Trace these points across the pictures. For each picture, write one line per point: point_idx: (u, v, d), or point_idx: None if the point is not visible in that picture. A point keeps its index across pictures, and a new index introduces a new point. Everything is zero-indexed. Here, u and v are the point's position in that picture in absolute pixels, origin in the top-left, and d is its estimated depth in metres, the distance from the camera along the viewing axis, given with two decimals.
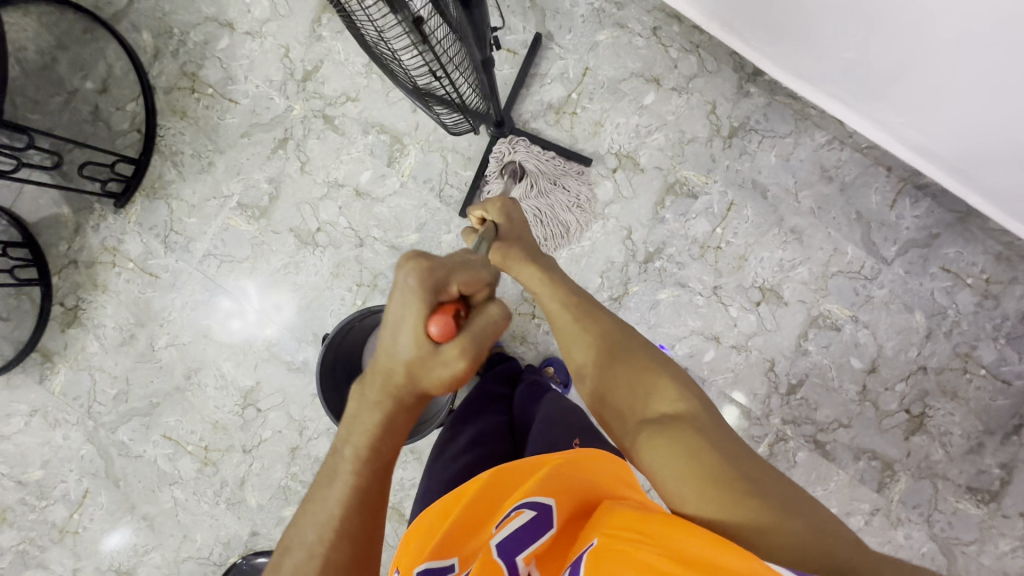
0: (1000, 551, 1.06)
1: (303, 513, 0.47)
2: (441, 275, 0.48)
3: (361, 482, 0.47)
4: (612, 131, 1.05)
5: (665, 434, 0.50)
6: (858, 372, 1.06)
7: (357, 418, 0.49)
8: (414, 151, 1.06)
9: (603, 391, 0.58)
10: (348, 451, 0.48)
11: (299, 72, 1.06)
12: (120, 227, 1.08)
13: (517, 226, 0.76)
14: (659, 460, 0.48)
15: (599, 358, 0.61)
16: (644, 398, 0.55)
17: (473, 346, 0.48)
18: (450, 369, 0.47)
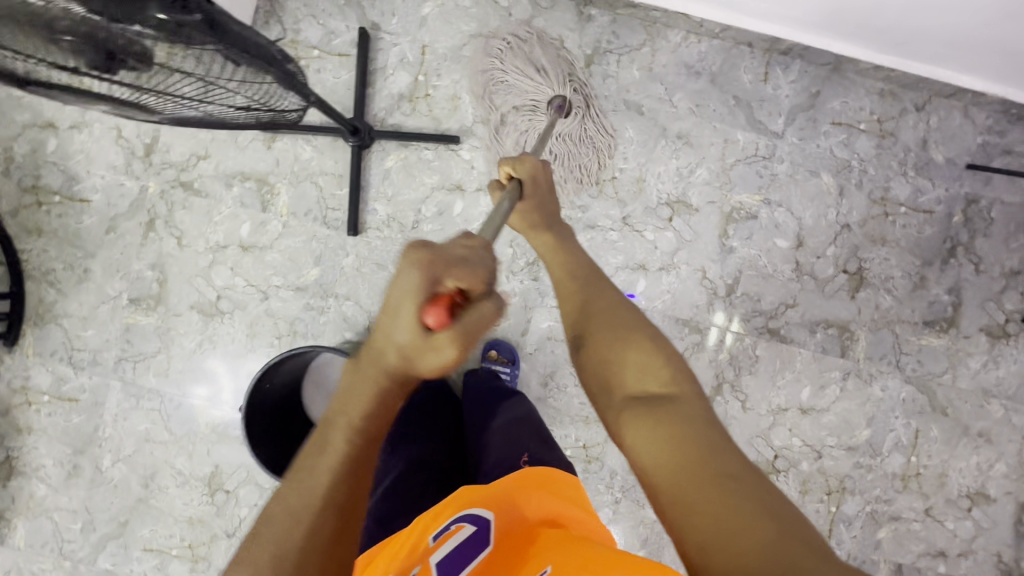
0: (973, 370, 1.08)
1: (290, 483, 0.43)
2: (441, 267, 0.43)
3: (357, 454, 0.44)
4: (471, 100, 1.01)
5: (654, 408, 0.47)
6: (787, 251, 1.06)
7: (352, 389, 0.45)
8: (284, 188, 1.02)
9: (598, 357, 0.55)
10: (347, 421, 0.44)
11: (140, 148, 1.01)
12: (21, 364, 1.03)
13: (543, 195, 0.71)
14: (637, 428, 0.47)
15: (600, 322, 0.57)
16: (644, 371, 0.51)
17: (469, 338, 0.43)
18: (441, 358, 0.43)
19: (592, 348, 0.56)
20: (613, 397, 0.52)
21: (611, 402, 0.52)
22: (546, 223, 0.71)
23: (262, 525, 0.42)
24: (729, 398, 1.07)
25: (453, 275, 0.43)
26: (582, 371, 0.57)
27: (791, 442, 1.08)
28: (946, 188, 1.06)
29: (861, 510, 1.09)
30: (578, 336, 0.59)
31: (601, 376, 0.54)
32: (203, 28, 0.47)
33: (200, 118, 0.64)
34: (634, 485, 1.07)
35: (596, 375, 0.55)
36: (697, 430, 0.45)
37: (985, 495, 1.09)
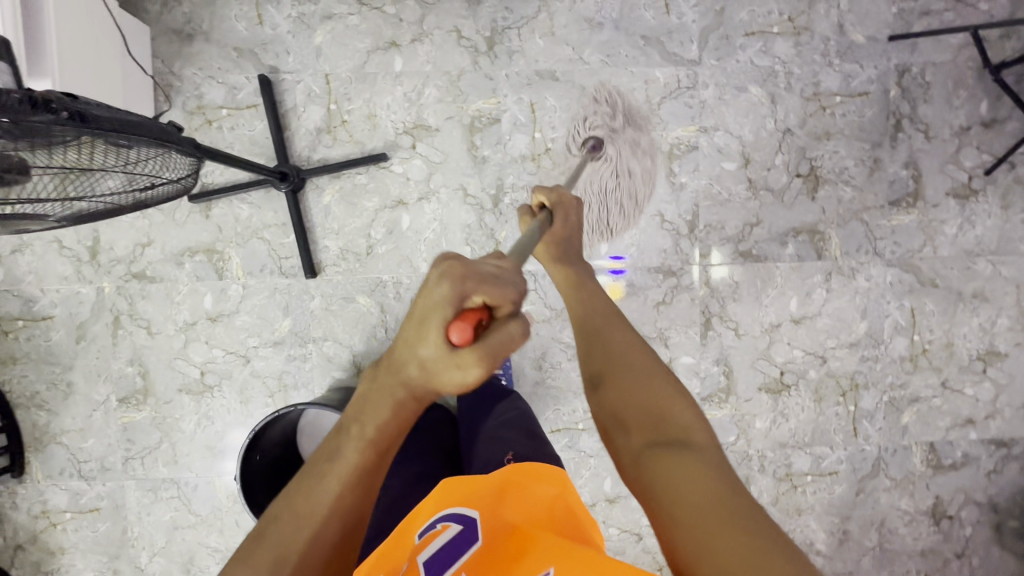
0: (950, 236, 1.07)
1: (302, 486, 0.44)
2: (473, 283, 0.40)
3: (366, 467, 0.44)
4: (387, 114, 1.00)
5: (671, 449, 0.48)
6: (737, 171, 1.04)
7: (370, 400, 0.44)
8: (233, 251, 1.01)
9: (614, 394, 0.56)
10: (363, 432, 0.44)
11: (84, 251, 1.00)
12: (35, 490, 1.03)
13: (572, 234, 0.75)
14: (663, 465, 0.47)
15: (609, 361, 0.59)
16: (661, 408, 0.53)
17: (493, 359, 0.40)
18: (463, 379, 0.41)
19: (609, 386, 0.57)
20: (628, 437, 0.52)
21: (626, 442, 0.52)
22: (566, 258, 0.75)
23: (274, 530, 0.42)
24: (721, 329, 1.06)
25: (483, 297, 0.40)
26: (598, 406, 0.57)
27: (793, 355, 1.07)
28: (875, 66, 1.04)
29: (880, 401, 1.09)
30: (594, 373, 0.59)
31: (615, 413, 0.55)
32: (70, 124, 0.48)
33: (99, 210, 0.65)
34: None
35: (608, 413, 0.56)
36: (714, 470, 0.45)
37: (996, 353, 1.09)
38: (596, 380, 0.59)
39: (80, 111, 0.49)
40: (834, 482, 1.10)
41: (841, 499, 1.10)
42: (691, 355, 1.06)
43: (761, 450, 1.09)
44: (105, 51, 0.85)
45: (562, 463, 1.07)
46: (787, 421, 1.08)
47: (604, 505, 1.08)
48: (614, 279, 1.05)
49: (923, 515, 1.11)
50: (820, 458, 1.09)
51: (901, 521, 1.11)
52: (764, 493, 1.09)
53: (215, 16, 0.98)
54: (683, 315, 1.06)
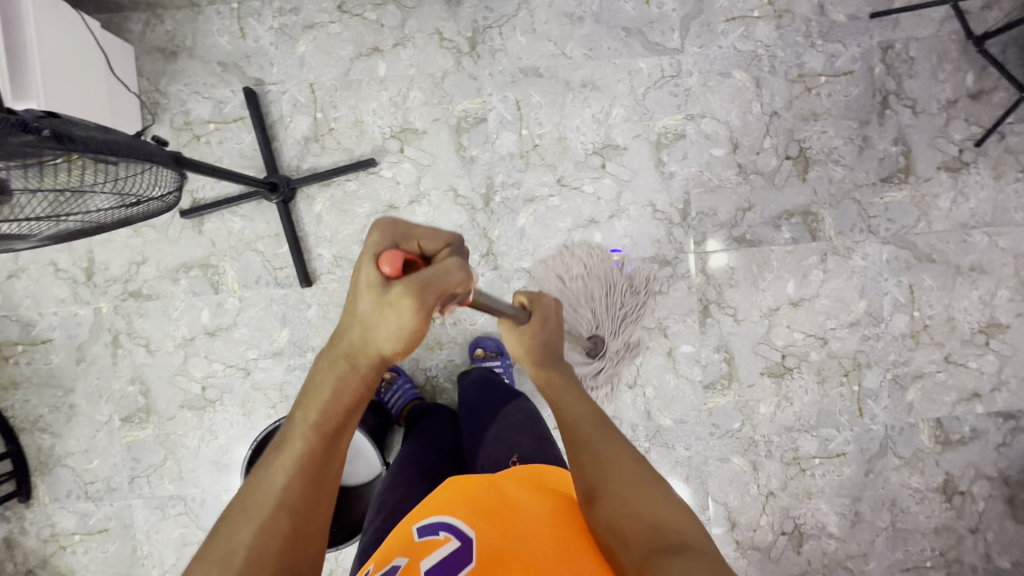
0: (945, 210, 1.06)
1: (255, 475, 0.47)
2: (404, 230, 0.49)
3: (316, 449, 0.48)
4: (374, 119, 1.00)
5: (676, 560, 0.45)
6: (726, 157, 1.04)
7: (315, 380, 0.50)
8: (227, 264, 1.01)
9: (609, 504, 0.53)
10: (310, 415, 0.49)
11: (80, 272, 1.00)
12: (44, 514, 1.03)
13: (551, 335, 0.78)
14: (669, 575, 0.43)
15: (598, 466, 0.57)
16: (659, 524, 0.50)
17: (422, 289, 0.45)
18: (398, 316, 0.46)
19: (603, 499, 0.54)
20: (625, 550, 0.49)
21: (624, 556, 0.48)
22: (544, 363, 0.75)
23: (225, 522, 0.44)
24: (720, 316, 1.06)
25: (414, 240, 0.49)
26: (590, 520, 0.53)
27: (793, 338, 1.07)
28: (858, 44, 1.04)
29: (884, 379, 1.08)
30: (588, 487, 0.56)
31: (610, 526, 0.51)
32: (53, 142, 0.49)
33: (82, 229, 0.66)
34: (657, 431, 1.07)
35: (603, 526, 0.52)
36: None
37: (997, 325, 1.08)
38: (591, 494, 0.55)
39: (64, 132, 0.50)
40: (843, 463, 1.09)
41: (851, 480, 1.09)
42: (691, 344, 1.06)
43: (767, 435, 1.08)
44: (89, 72, 0.85)
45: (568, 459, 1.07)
46: (792, 405, 1.08)
47: None
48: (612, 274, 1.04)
49: (934, 493, 1.10)
50: (827, 441, 1.09)
51: (912, 499, 1.10)
52: (773, 478, 1.09)
53: (198, 32, 0.98)
54: (681, 304, 1.05)
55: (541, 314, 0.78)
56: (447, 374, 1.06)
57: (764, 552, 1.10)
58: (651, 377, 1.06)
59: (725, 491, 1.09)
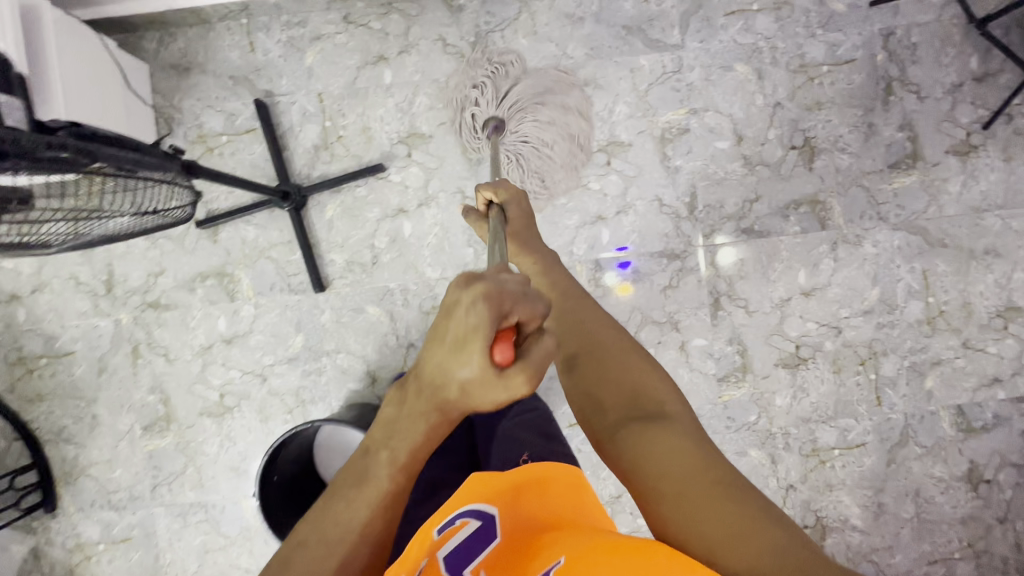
0: (955, 194, 1.05)
1: (330, 509, 0.45)
2: (510, 299, 0.37)
3: (395, 491, 0.45)
4: (381, 126, 1.02)
5: (651, 427, 0.51)
6: (731, 149, 1.05)
7: (398, 425, 0.44)
8: (242, 272, 1.03)
9: (586, 384, 0.58)
10: (392, 457, 0.44)
11: (100, 285, 1.03)
12: (69, 524, 1.05)
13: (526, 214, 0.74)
14: (645, 448, 0.49)
15: (580, 340, 0.61)
16: (636, 386, 0.56)
17: (541, 372, 0.39)
18: (511, 397, 0.39)
19: (582, 370, 0.59)
20: (604, 416, 0.55)
21: (602, 421, 0.55)
22: (532, 246, 0.73)
23: (303, 555, 0.43)
24: (732, 308, 1.06)
25: (516, 315, 0.38)
26: (569, 387, 0.60)
27: (807, 328, 1.06)
28: (859, 33, 1.05)
29: (902, 367, 1.07)
30: (569, 355, 0.60)
31: (590, 396, 0.57)
32: (76, 157, 0.51)
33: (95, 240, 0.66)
34: None
35: (581, 396, 0.58)
36: (697, 445, 0.49)
37: (1016, 308, 1.07)
38: (571, 363, 0.60)
39: (88, 148, 0.52)
40: (863, 454, 1.08)
41: (872, 471, 1.08)
42: (703, 337, 1.06)
43: (784, 427, 1.07)
44: (107, 90, 0.88)
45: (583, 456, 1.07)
46: (808, 396, 1.07)
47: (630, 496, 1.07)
48: (622, 275, 1.05)
49: (959, 482, 1.08)
50: (846, 431, 1.07)
51: (937, 489, 1.08)
52: (793, 471, 1.07)
53: (210, 48, 1.01)
54: (692, 297, 1.05)
55: (514, 207, 0.75)
56: None
57: None
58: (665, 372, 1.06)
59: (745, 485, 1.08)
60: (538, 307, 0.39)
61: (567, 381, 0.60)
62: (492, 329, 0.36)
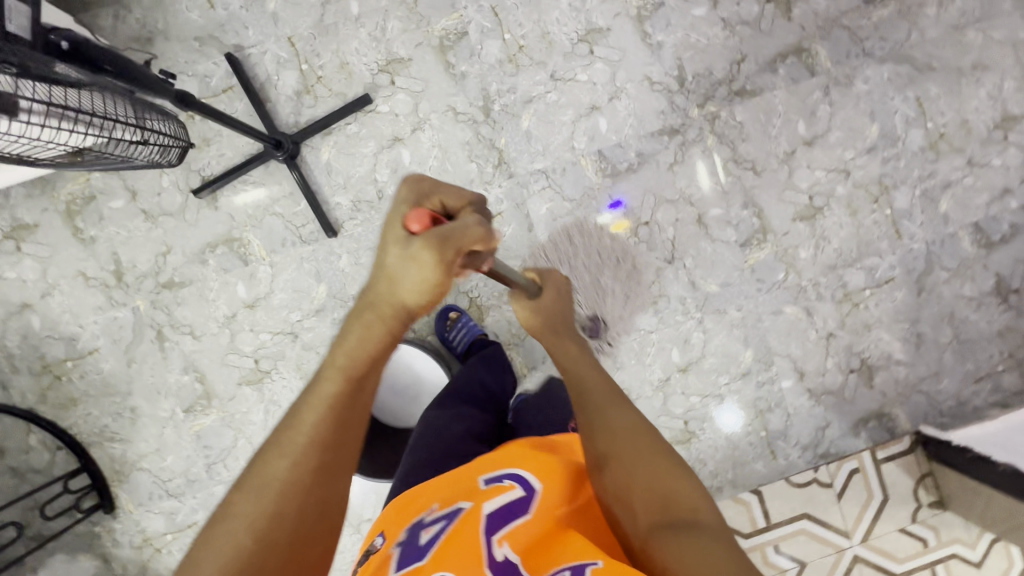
0: (933, 15, 1.06)
1: (288, 419, 0.47)
2: (428, 187, 0.56)
3: (341, 398, 0.48)
4: (358, 58, 1.00)
5: (681, 532, 0.49)
6: (708, 15, 1.05)
7: (344, 333, 0.51)
8: (251, 233, 1.01)
9: (617, 477, 0.56)
10: (338, 360, 0.49)
11: (110, 276, 1.01)
12: (132, 521, 1.03)
13: (559, 296, 0.86)
14: (675, 547, 0.48)
15: (613, 441, 0.60)
16: (665, 486, 0.54)
17: (444, 237, 0.50)
18: (421, 264, 0.49)
19: (614, 469, 0.57)
20: (634, 520, 0.53)
21: (632, 527, 0.53)
22: (560, 333, 0.80)
23: (263, 456, 0.45)
24: (740, 172, 1.06)
25: (436, 198, 0.55)
26: (603, 490, 0.57)
27: (816, 177, 1.07)
28: None
29: (914, 197, 1.08)
30: (599, 455, 0.59)
31: (623, 493, 0.55)
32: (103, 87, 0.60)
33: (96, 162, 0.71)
34: (707, 299, 1.08)
35: (612, 498, 0.56)
36: (721, 550, 0.47)
37: (1012, 117, 1.08)
38: (602, 462, 0.59)
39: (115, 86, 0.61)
40: (893, 289, 1.09)
41: (905, 303, 1.10)
42: (718, 206, 1.06)
43: (813, 278, 1.08)
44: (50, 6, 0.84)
45: (625, 347, 1.07)
46: (830, 243, 1.08)
47: (678, 377, 1.08)
48: (616, 214, 1.05)
49: (990, 297, 1.10)
50: (873, 270, 1.09)
51: (970, 308, 1.10)
52: (829, 319, 1.09)
53: (169, 13, 0.99)
54: (699, 169, 1.06)
55: (552, 287, 0.86)
56: (488, 292, 1.06)
57: (838, 393, 1.10)
58: (687, 247, 1.06)
59: (786, 342, 1.09)
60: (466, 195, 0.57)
61: (598, 482, 0.58)
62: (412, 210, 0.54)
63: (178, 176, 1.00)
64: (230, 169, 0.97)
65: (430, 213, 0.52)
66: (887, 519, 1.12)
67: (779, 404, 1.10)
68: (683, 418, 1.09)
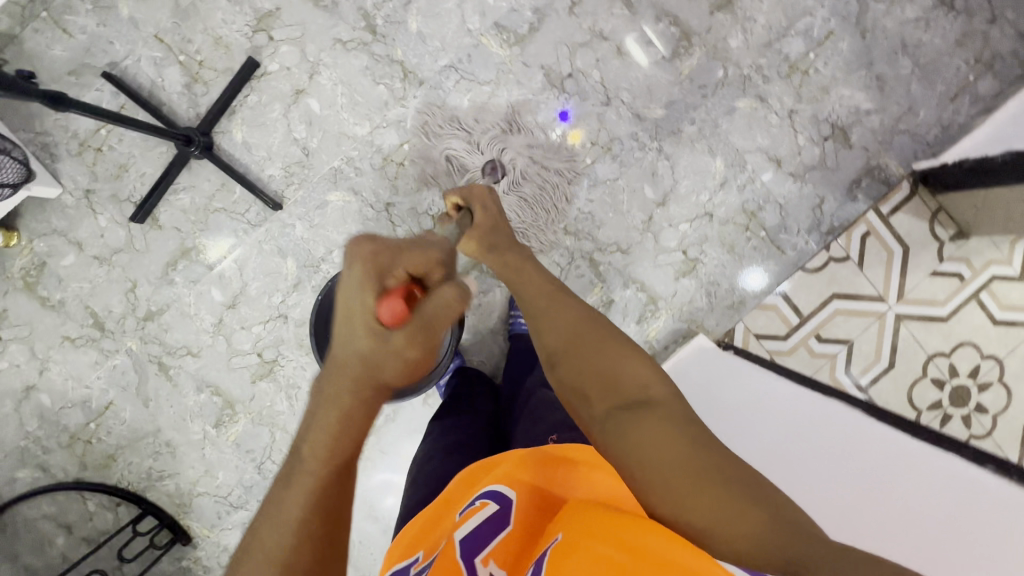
0: None
1: (262, 534, 0.45)
2: (389, 258, 0.51)
3: (322, 495, 0.46)
4: (229, 28, 0.98)
5: (638, 412, 0.49)
6: None
7: (315, 419, 0.47)
8: (202, 238, 1.01)
9: (571, 376, 0.56)
10: (311, 457, 0.47)
11: (93, 330, 1.01)
12: (213, 543, 1.06)
13: (494, 214, 0.80)
14: (634, 435, 0.47)
15: (566, 339, 0.59)
16: (615, 371, 0.54)
17: (426, 324, 0.48)
18: (403, 354, 0.48)
19: (566, 363, 0.58)
20: (590, 405, 0.53)
21: (588, 413, 0.53)
22: (503, 247, 0.76)
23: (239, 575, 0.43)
24: None
25: (400, 266, 0.51)
26: (559, 384, 0.58)
27: None
28: None
29: None
30: (551, 354, 0.60)
31: (576, 386, 0.55)
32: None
33: None
34: (658, 125, 1.05)
35: (569, 390, 0.56)
36: (683, 430, 0.47)
37: None
38: (553, 360, 0.59)
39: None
40: (836, 41, 1.05)
41: (853, 51, 1.05)
42: (632, 29, 1.03)
43: (753, 63, 1.04)
44: None
45: (598, 204, 1.05)
46: (756, 22, 1.04)
47: (660, 212, 1.06)
48: (567, 128, 1.04)
49: (935, 10, 1.05)
50: (809, 31, 1.05)
51: (919, 30, 1.05)
52: (784, 97, 1.05)
53: (31, 57, 0.96)
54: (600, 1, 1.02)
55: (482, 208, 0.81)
56: None
57: (821, 166, 1.07)
58: (618, 83, 1.03)
59: (749, 136, 1.06)
60: (432, 256, 0.54)
61: (552, 376, 0.59)
62: (373, 290, 0.49)
63: (112, 211, 1.00)
64: (158, 182, 0.97)
65: (398, 296, 0.48)
66: (916, 269, 1.10)
67: (766, 199, 1.07)
68: (681, 249, 1.07)
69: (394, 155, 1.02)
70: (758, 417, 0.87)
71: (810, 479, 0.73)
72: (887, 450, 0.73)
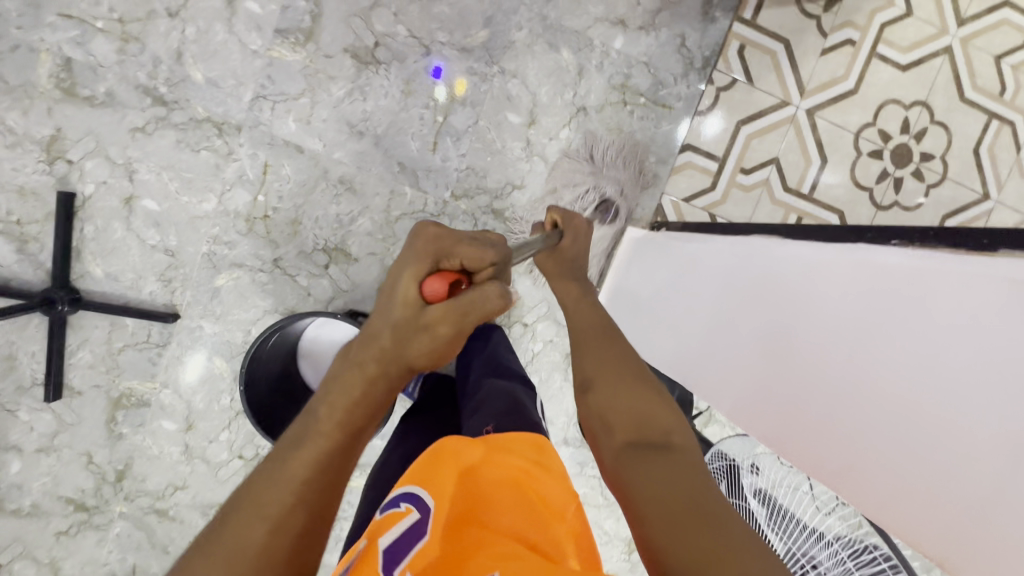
0: None
1: (269, 474, 0.40)
2: (446, 244, 0.50)
3: (340, 449, 0.43)
4: (23, 174, 0.91)
5: (659, 455, 0.43)
6: None
7: (338, 376, 0.46)
8: (125, 380, 0.98)
9: (601, 402, 0.51)
10: (330, 409, 0.43)
11: (79, 513, 0.99)
12: None
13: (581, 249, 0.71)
14: (640, 476, 0.42)
15: (606, 365, 0.54)
16: (650, 412, 0.48)
17: (457, 306, 0.46)
18: (430, 335, 0.47)
19: (599, 390, 0.52)
20: (611, 437, 0.48)
21: (607, 442, 0.48)
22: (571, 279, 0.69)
23: (233, 518, 0.39)
24: None
25: (456, 257, 0.50)
26: (584, 408, 0.53)
27: None
28: None
29: None
30: (586, 378, 0.54)
31: (602, 412, 0.50)
32: None
33: None
34: (487, 48, 0.97)
35: (594, 416, 0.51)
36: (699, 480, 0.41)
37: None
38: (587, 386, 0.54)
39: None
40: None
41: None
42: None
43: None
44: None
45: (472, 155, 0.99)
46: None
47: (535, 130, 1.00)
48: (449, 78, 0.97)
49: None
50: None
51: None
52: None
53: None
54: None
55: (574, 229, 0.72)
56: (330, 230, 0.97)
57: (665, 5, 1.00)
58: (426, 27, 0.96)
59: (578, 13, 0.99)
60: (488, 252, 0.51)
61: (580, 403, 0.54)
62: (426, 269, 0.48)
63: (27, 402, 0.96)
64: (48, 354, 0.92)
65: (447, 277, 0.48)
66: (806, 56, 1.04)
67: (629, 65, 1.00)
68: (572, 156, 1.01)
69: (254, 212, 0.96)
70: (695, 310, 0.73)
71: (728, 332, 0.64)
72: (782, 296, 0.57)
